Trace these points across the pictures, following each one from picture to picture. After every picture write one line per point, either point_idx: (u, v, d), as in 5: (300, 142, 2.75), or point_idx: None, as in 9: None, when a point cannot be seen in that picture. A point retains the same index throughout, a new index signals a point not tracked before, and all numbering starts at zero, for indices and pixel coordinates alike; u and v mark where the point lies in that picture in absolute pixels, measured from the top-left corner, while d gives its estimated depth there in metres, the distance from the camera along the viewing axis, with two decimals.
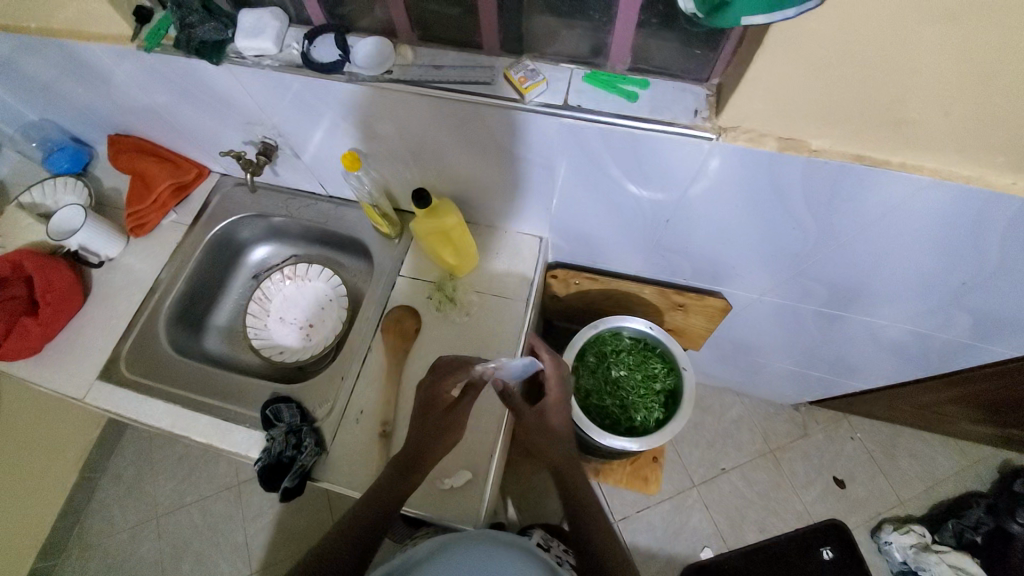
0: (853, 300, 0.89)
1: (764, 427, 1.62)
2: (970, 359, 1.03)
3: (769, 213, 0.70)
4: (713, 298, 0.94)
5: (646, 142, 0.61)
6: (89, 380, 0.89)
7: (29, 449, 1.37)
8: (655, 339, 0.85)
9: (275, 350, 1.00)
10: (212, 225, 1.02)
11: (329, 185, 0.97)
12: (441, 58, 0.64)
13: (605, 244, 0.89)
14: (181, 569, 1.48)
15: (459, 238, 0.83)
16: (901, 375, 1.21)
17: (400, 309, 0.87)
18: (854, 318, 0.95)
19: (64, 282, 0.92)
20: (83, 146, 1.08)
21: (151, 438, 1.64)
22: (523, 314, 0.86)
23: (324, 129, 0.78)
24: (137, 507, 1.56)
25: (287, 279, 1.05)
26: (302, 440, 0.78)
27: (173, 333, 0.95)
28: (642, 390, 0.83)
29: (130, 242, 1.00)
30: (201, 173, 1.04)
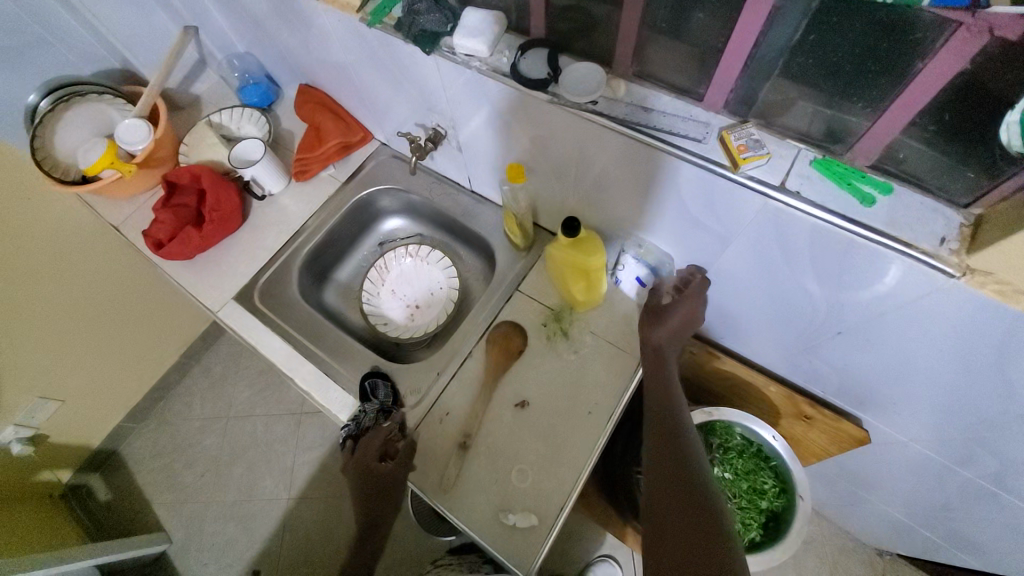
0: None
1: (834, 561, 1.42)
2: None
3: (978, 367, 0.58)
4: (850, 424, 0.82)
5: (864, 252, 0.53)
6: (224, 298, 0.98)
7: (149, 325, 1.56)
8: (773, 451, 0.76)
9: (381, 320, 1.04)
10: (360, 188, 1.07)
11: (476, 180, 0.98)
12: (653, 102, 0.60)
13: (745, 327, 0.81)
14: (231, 473, 1.62)
15: (595, 277, 0.78)
16: None
17: (511, 325, 0.86)
18: (1015, 505, 0.78)
19: (229, 204, 1.01)
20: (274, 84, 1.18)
21: (241, 347, 1.80)
22: (635, 373, 0.81)
23: (500, 135, 0.78)
24: (213, 402, 1.72)
25: (408, 256, 1.08)
26: (388, 423, 0.80)
27: (302, 277, 1.02)
28: (741, 501, 0.75)
29: (290, 183, 1.08)
30: (365, 137, 1.09)
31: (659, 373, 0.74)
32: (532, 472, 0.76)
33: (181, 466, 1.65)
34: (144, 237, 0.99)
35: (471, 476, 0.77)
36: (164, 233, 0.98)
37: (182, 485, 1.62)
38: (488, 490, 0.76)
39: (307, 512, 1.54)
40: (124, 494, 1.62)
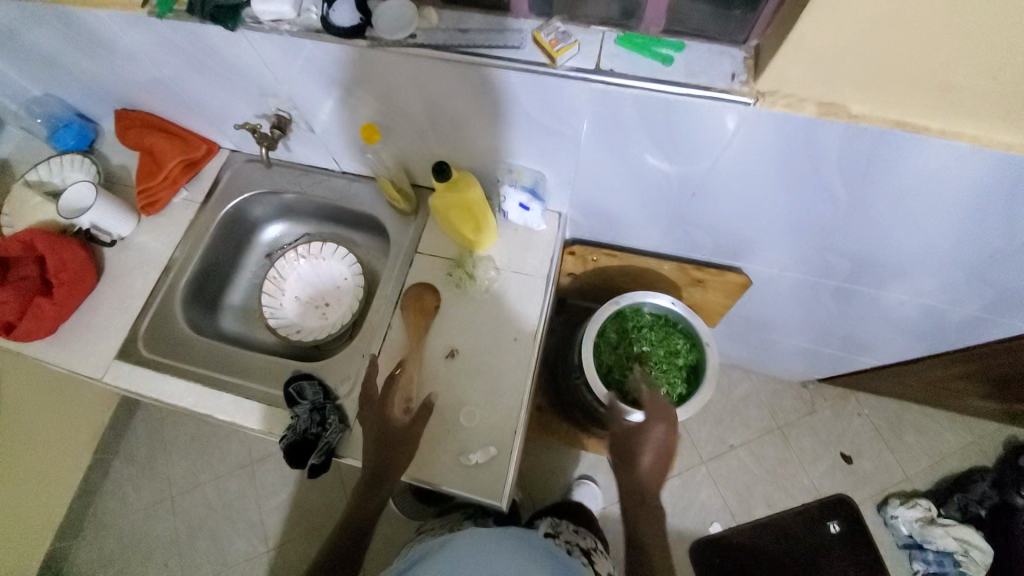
0: (876, 276, 0.87)
1: (772, 405, 1.63)
2: (982, 336, 1.03)
3: (799, 183, 0.68)
4: (734, 274, 0.93)
5: (678, 109, 0.60)
6: (108, 361, 0.88)
7: (44, 430, 1.37)
8: (675, 314, 0.85)
9: (293, 329, 1.00)
10: (224, 203, 1.00)
11: (341, 159, 0.95)
12: (468, 23, 0.62)
13: (626, 219, 0.88)
14: (198, 548, 1.50)
15: (481, 215, 0.82)
16: (910, 353, 1.22)
17: (420, 286, 0.86)
18: (867, 292, 0.94)
19: (76, 261, 0.90)
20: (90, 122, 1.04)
21: (161, 420, 1.64)
22: (544, 291, 0.85)
23: (342, 102, 0.76)
24: (151, 486, 1.57)
25: (300, 258, 1.04)
26: (326, 419, 0.77)
27: (189, 311, 0.95)
28: (664, 367, 0.83)
29: (141, 221, 0.98)
30: (210, 150, 1.01)
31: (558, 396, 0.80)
32: (480, 409, 0.79)
33: (136, 565, 1.49)
34: None
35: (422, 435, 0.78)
36: (9, 313, 0.87)
37: None
38: (442, 441, 0.78)
39: (293, 553, 1.48)
40: None
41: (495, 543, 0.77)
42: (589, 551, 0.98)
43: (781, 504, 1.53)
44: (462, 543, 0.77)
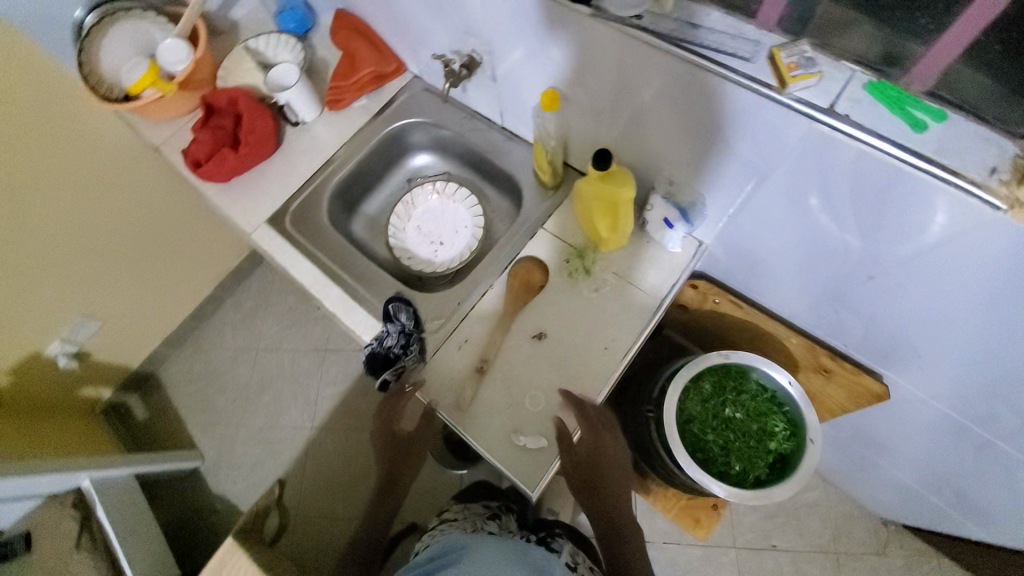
0: None
1: (837, 526, 1.43)
2: None
3: (1013, 318, 0.55)
4: (870, 379, 0.82)
5: (905, 183, 0.51)
6: (258, 223, 1.01)
7: (184, 254, 1.62)
8: (787, 395, 0.75)
9: (405, 254, 1.06)
10: (392, 120, 1.07)
11: (507, 115, 0.96)
12: (703, 20, 0.58)
13: (772, 274, 0.80)
14: (262, 399, 1.72)
15: (623, 215, 0.77)
16: None
17: (533, 261, 0.86)
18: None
19: (263, 129, 1.02)
20: (311, 12, 1.16)
21: (270, 283, 1.87)
22: (653, 314, 0.81)
23: (535, 62, 0.76)
24: (245, 333, 1.81)
25: (435, 193, 1.09)
26: (408, 345, 0.83)
27: (331, 205, 1.05)
28: (751, 443, 0.75)
29: (322, 112, 1.09)
30: (398, 69, 1.08)
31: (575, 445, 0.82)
32: (546, 398, 0.79)
33: (214, 390, 1.75)
34: (186, 156, 1.03)
35: (485, 398, 0.80)
36: (202, 153, 1.02)
37: (215, 408, 1.73)
38: (500, 412, 0.79)
39: (329, 439, 1.64)
40: (161, 414, 1.74)
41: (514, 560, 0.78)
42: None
43: None
44: (483, 555, 0.77)
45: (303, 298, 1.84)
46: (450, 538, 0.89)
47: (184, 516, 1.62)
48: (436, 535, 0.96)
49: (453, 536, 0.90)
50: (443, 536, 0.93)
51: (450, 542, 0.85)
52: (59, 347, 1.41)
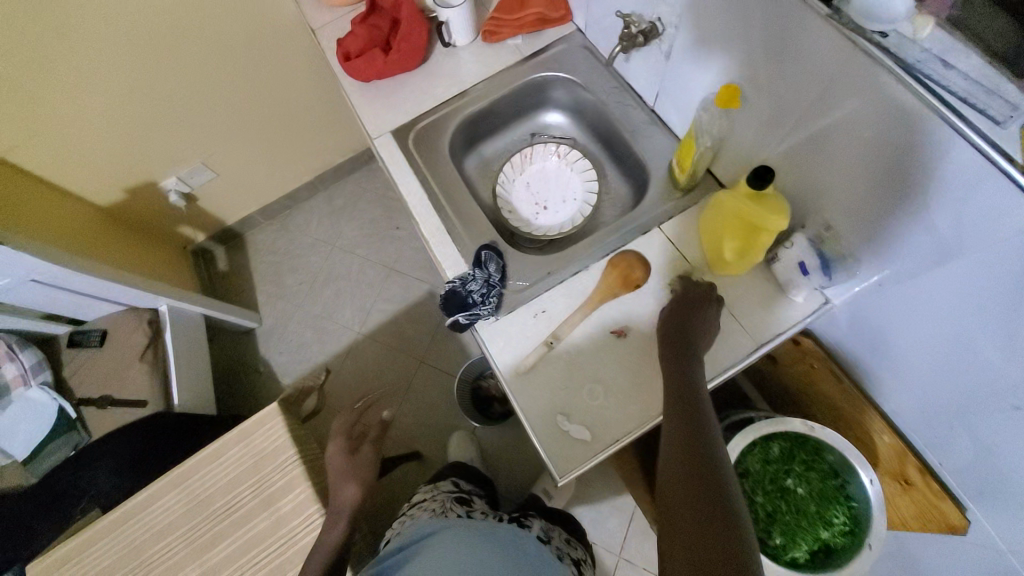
0: None
1: None
2: None
3: None
4: (953, 511, 0.71)
5: None
6: (385, 130, 1.02)
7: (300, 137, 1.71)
8: (860, 493, 0.69)
9: (507, 206, 1.04)
10: (540, 68, 1.03)
11: (663, 99, 0.90)
12: (958, 57, 0.49)
13: (894, 361, 0.71)
14: (324, 290, 1.82)
15: (757, 242, 0.71)
16: None
17: (637, 257, 0.82)
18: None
19: (417, 41, 1.02)
20: None
21: (363, 190, 1.94)
22: (745, 354, 0.76)
23: (728, 52, 0.69)
24: (327, 227, 1.91)
25: (556, 155, 1.05)
26: (488, 294, 0.82)
27: (456, 135, 1.04)
28: (803, 522, 0.70)
29: (476, 41, 1.07)
30: (563, 18, 1.03)
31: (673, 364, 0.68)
32: (605, 396, 0.76)
33: (286, 268, 1.87)
34: (339, 47, 1.05)
35: (545, 373, 0.78)
36: (355, 48, 1.04)
37: (283, 284, 1.86)
38: (555, 391, 0.77)
39: (370, 349, 1.72)
40: (236, 271, 1.88)
41: (489, 546, 0.85)
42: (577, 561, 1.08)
43: None
44: (458, 540, 0.84)
45: (388, 214, 1.90)
46: (424, 524, 0.91)
47: (230, 367, 1.77)
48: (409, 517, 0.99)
49: (428, 521, 0.93)
50: (419, 519, 0.96)
51: (424, 527, 0.90)
52: (175, 183, 1.54)
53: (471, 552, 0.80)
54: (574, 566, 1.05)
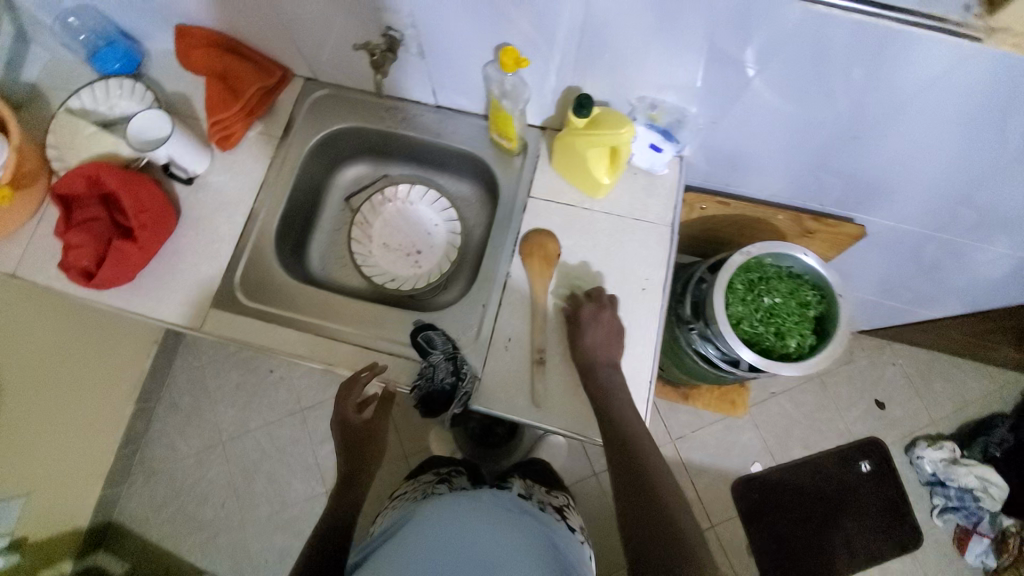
0: (988, 230, 0.84)
1: None
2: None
3: (978, 132, 0.64)
4: (847, 225, 0.92)
5: (895, 42, 0.56)
6: (204, 308, 0.83)
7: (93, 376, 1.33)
8: (803, 267, 0.83)
9: (385, 277, 0.94)
10: (306, 138, 0.92)
11: (440, 91, 0.87)
12: None
13: (755, 163, 0.84)
14: (255, 488, 1.52)
15: (621, 163, 0.76)
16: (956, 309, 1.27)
17: (540, 234, 0.82)
18: (974, 247, 0.91)
19: (154, 200, 0.83)
20: (133, 42, 0.94)
21: (203, 368, 1.61)
22: (670, 239, 0.83)
23: (475, 21, 0.69)
24: (198, 434, 1.56)
25: (387, 201, 0.98)
26: (461, 367, 0.75)
27: (282, 256, 0.89)
28: (798, 318, 0.81)
29: (214, 155, 0.89)
30: (284, 76, 0.93)
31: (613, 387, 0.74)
32: None
33: (193, 507, 1.50)
34: (68, 271, 0.81)
35: (555, 384, 0.77)
36: (89, 258, 0.81)
37: (203, 524, 1.49)
38: (576, 389, 0.77)
39: None
40: (141, 559, 1.46)
41: (475, 511, 0.68)
42: (563, 509, 0.87)
43: (816, 444, 1.65)
44: (432, 514, 0.68)
45: (250, 368, 1.61)
46: (399, 514, 0.79)
47: None
48: (383, 517, 0.85)
49: (405, 508, 0.81)
50: (396, 514, 0.81)
51: (401, 514, 0.77)
52: None
53: (451, 523, 0.64)
54: (560, 514, 0.84)
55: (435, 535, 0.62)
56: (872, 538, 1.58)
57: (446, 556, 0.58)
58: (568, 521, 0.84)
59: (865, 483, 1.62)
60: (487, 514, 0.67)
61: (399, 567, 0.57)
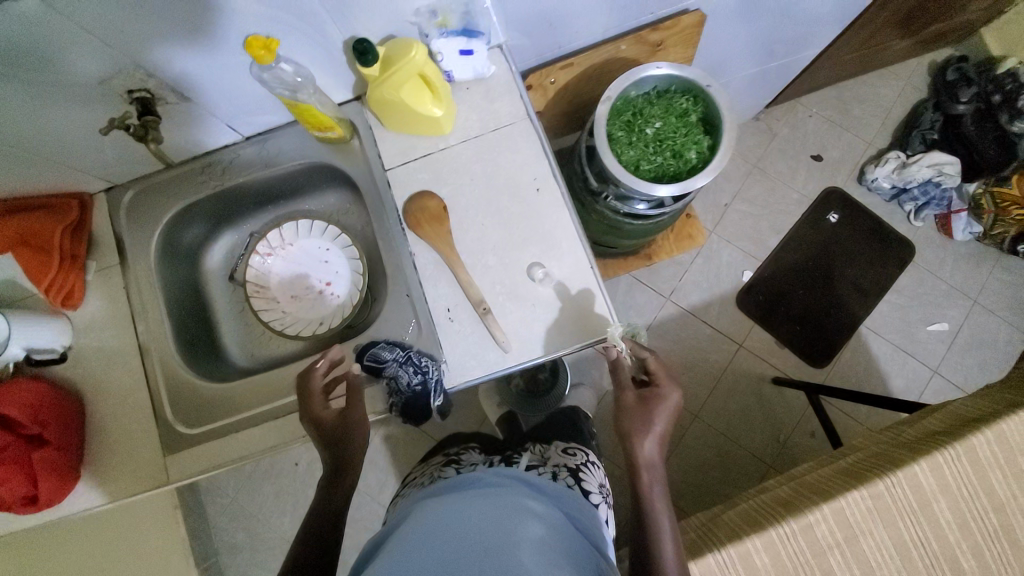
0: None
1: (740, 150, 1.73)
2: None
3: None
4: (686, 16, 0.89)
5: None
6: (164, 457, 0.79)
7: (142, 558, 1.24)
8: (665, 81, 0.81)
9: (312, 325, 0.89)
10: (144, 248, 0.83)
11: (236, 122, 0.78)
12: None
13: (569, 10, 0.79)
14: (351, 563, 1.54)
15: (437, 83, 0.70)
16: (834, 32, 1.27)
17: (418, 197, 0.77)
18: None
19: (43, 396, 0.76)
20: None
21: (236, 500, 1.59)
22: (534, 127, 0.79)
23: (207, 24, 0.60)
24: (272, 553, 1.56)
25: (267, 256, 0.90)
26: (420, 363, 0.73)
27: (198, 369, 0.83)
28: (686, 131, 0.79)
29: (73, 318, 0.82)
30: (83, 203, 0.82)
31: (648, 485, 0.73)
32: (549, 264, 0.76)
33: None
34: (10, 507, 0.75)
35: (513, 322, 0.75)
36: (22, 485, 0.75)
37: None
38: (535, 318, 0.75)
39: None
40: None
41: (477, 494, 0.69)
42: (578, 472, 0.93)
43: (786, 224, 1.70)
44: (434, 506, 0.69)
45: (275, 474, 1.59)
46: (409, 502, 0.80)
47: None
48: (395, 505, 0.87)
49: (415, 496, 0.82)
50: (406, 501, 0.83)
51: (413, 502, 0.77)
52: None
53: (456, 514, 0.64)
54: (575, 478, 0.90)
55: (441, 523, 0.62)
56: (871, 271, 1.66)
57: (459, 535, 0.59)
58: (583, 484, 0.90)
59: (842, 230, 1.68)
60: (497, 504, 0.66)
61: (410, 546, 0.58)
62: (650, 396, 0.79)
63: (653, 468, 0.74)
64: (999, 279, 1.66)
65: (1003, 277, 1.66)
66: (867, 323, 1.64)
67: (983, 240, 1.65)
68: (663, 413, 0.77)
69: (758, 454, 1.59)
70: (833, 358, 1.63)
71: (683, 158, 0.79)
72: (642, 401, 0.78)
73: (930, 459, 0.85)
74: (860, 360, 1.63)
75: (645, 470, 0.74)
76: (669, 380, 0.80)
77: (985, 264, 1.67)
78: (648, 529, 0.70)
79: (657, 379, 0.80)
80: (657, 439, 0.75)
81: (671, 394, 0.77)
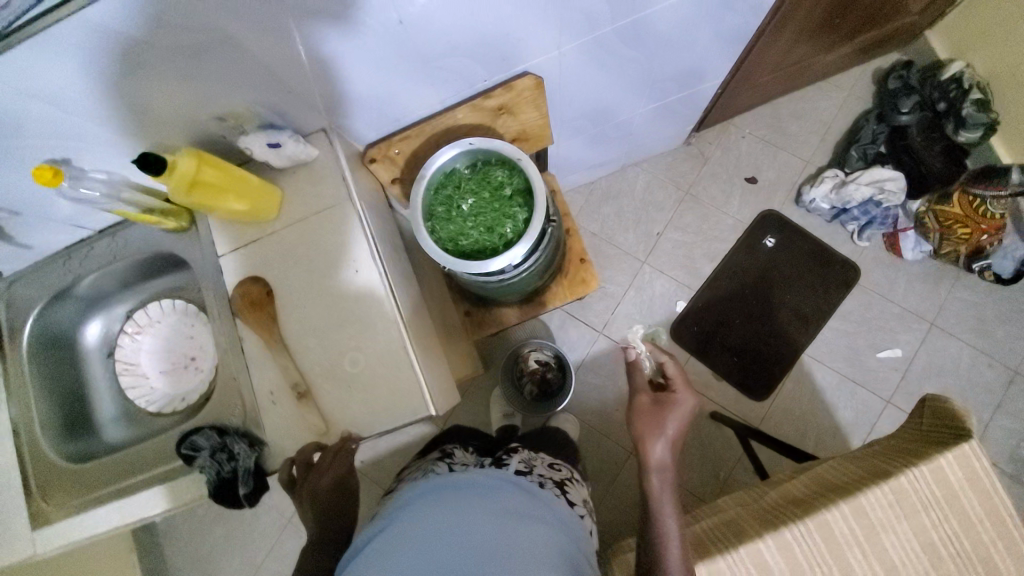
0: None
1: (671, 177, 1.69)
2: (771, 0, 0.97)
3: None
4: (521, 81, 0.90)
5: None
6: (28, 537, 0.83)
7: None
8: (484, 154, 0.82)
9: (177, 399, 0.97)
10: (17, 337, 0.89)
11: (81, 218, 0.84)
12: None
13: (383, 93, 0.81)
14: None
15: (226, 181, 0.73)
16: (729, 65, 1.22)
17: (242, 281, 0.80)
18: (642, 20, 0.87)
19: None
20: None
21: (188, 542, 1.66)
22: (354, 209, 0.82)
23: None
24: None
25: (138, 334, 0.98)
26: (233, 449, 0.77)
27: (64, 449, 0.90)
28: (501, 205, 0.81)
29: None
30: None
31: (661, 485, 0.78)
32: (365, 347, 0.78)
33: None
34: None
35: (331, 405, 0.77)
36: None
37: None
38: (351, 400, 0.77)
39: None
40: None
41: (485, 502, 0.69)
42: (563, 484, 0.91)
43: (721, 250, 1.64)
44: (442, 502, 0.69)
45: (224, 517, 1.65)
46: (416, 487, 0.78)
47: None
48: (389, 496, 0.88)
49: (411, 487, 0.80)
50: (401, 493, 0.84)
51: (420, 490, 0.76)
52: None
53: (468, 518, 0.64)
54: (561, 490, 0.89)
55: (437, 524, 0.63)
56: (813, 296, 1.58)
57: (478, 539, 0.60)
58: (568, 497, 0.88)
59: (780, 254, 1.61)
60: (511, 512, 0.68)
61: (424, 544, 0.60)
62: (673, 403, 0.85)
63: (668, 470, 0.79)
64: (956, 299, 1.55)
65: (962, 296, 1.55)
66: (810, 351, 1.57)
67: (935, 258, 1.53)
68: (678, 419, 0.83)
69: (698, 493, 1.53)
70: (774, 389, 1.56)
71: (496, 232, 0.81)
72: (658, 405, 0.85)
73: (777, 535, 0.78)
74: (805, 390, 1.56)
75: (657, 470, 0.79)
76: (685, 388, 0.88)
77: (940, 284, 1.56)
78: (655, 526, 0.76)
79: (676, 382, 0.88)
80: (668, 445, 0.80)
81: (689, 401, 0.84)
